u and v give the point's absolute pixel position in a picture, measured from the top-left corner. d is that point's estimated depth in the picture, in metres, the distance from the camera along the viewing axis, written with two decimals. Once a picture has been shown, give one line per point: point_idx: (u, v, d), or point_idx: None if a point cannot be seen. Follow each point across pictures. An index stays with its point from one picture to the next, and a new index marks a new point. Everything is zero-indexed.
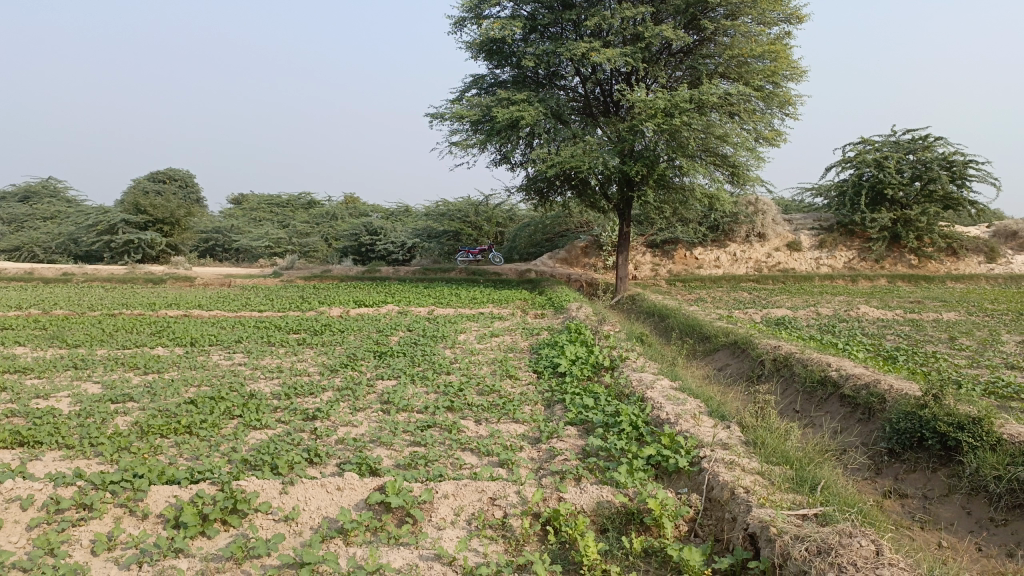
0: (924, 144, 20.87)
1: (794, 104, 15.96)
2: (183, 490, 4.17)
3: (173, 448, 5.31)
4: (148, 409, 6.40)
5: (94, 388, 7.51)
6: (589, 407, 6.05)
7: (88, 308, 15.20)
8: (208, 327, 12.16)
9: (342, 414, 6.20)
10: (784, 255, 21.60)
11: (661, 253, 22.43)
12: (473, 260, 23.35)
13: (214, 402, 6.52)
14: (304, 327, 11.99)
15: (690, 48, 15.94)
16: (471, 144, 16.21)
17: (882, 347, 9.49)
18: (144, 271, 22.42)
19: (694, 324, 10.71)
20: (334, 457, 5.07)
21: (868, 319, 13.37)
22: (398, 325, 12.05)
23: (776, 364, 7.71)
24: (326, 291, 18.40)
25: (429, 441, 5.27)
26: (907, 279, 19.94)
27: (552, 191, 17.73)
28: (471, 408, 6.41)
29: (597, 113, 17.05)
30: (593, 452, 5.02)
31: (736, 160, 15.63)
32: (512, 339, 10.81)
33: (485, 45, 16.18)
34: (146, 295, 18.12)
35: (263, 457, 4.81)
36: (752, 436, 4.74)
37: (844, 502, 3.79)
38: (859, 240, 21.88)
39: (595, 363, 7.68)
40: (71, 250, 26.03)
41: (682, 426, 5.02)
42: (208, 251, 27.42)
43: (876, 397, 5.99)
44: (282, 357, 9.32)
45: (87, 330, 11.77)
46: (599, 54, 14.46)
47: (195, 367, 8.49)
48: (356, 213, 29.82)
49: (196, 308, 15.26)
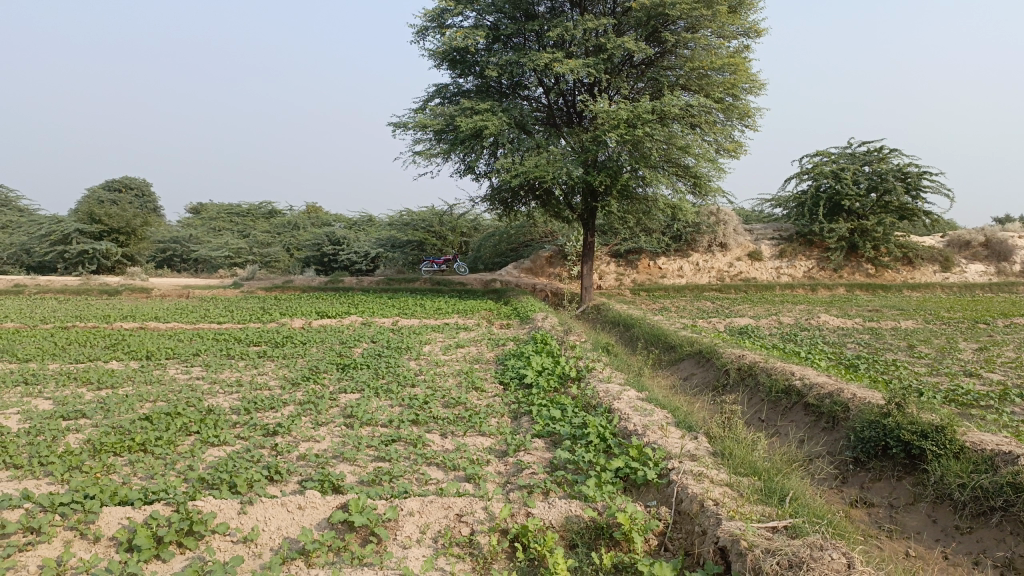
0: (879, 156, 21.32)
1: (754, 115, 16.19)
2: (137, 512, 4.01)
3: (127, 467, 5.12)
4: (102, 425, 6.19)
5: (44, 405, 7.25)
6: (555, 419, 6.00)
7: (40, 321, 14.74)
8: (165, 340, 11.86)
9: (304, 429, 6.06)
10: (746, 265, 21.86)
11: (625, 262, 22.56)
12: (437, 270, 23.24)
13: (171, 418, 6.33)
14: (265, 339, 11.76)
15: (652, 59, 16.09)
16: (434, 154, 16.13)
17: (844, 356, 9.61)
18: (99, 282, 21.88)
19: (659, 333, 10.75)
20: (296, 474, 4.94)
21: (829, 328, 13.56)
22: (361, 336, 11.89)
23: (741, 373, 7.75)
24: (288, 302, 18.12)
25: (394, 456, 5.16)
26: (865, 287, 20.31)
27: (516, 201, 17.72)
28: (436, 421, 6.31)
29: (560, 123, 17.11)
30: (560, 465, 4.97)
31: (698, 171, 15.79)
32: (478, 349, 10.74)
33: (449, 55, 16.14)
34: (101, 307, 17.66)
35: (221, 475, 4.66)
36: (720, 447, 4.72)
37: (814, 513, 3.77)
38: (818, 249, 22.25)
39: (561, 374, 7.63)
40: (23, 261, 25.30)
41: (649, 438, 4.99)
42: (166, 262, 26.39)
43: (840, 406, 6.03)
44: (242, 370, 9.12)
45: (38, 343, 11.41)
46: (562, 65, 14.50)
47: (151, 382, 8.26)
48: (319, 222, 29.50)
49: (153, 320, 14.91)
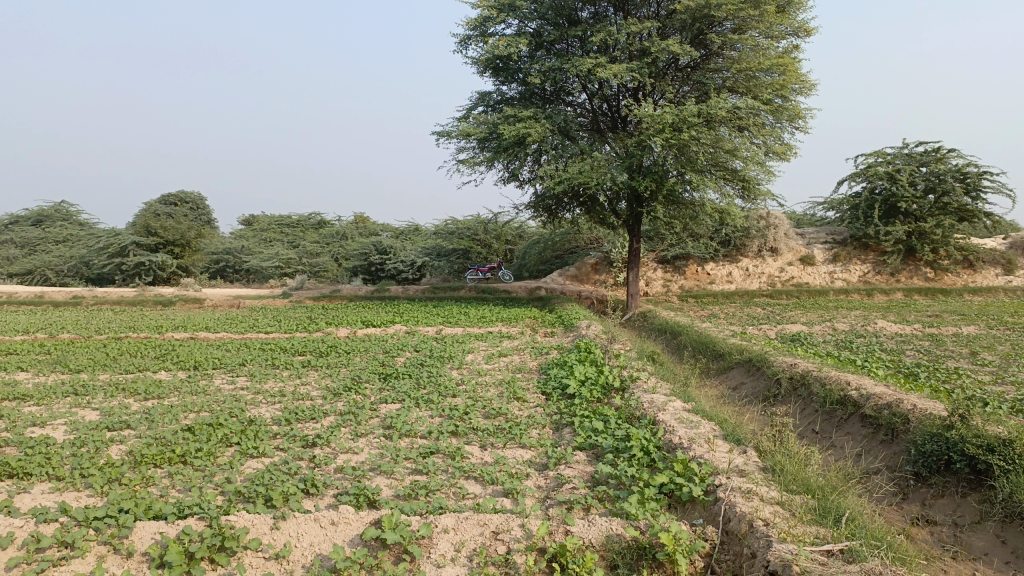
0: (937, 156, 20.59)
1: (804, 117, 15.78)
2: (170, 527, 3.96)
3: (166, 479, 5.11)
4: (144, 437, 6.21)
5: (92, 415, 7.33)
6: (598, 431, 5.81)
7: (95, 331, 15.08)
8: (213, 350, 12.00)
9: (342, 440, 5.99)
10: (798, 270, 21.30)
11: (672, 269, 22.20)
12: (482, 278, 23.20)
13: (212, 429, 6.33)
14: (310, 349, 11.81)
15: (698, 62, 15.80)
16: (478, 162, 16.07)
17: (902, 364, 9.20)
18: (153, 293, 22.37)
19: (706, 341, 10.47)
20: (332, 488, 4.86)
21: (885, 334, 13.07)
22: (405, 345, 11.85)
23: (793, 383, 7.45)
24: (335, 311, 18.24)
25: (431, 469, 5.05)
26: (924, 292, 19.59)
27: (561, 208, 17.55)
28: (476, 432, 6.19)
29: (605, 129, 16.91)
30: (602, 479, 4.79)
31: (746, 174, 15.42)
32: (521, 358, 10.59)
33: (492, 62, 16.08)
34: (155, 317, 18.02)
35: (256, 488, 4.60)
36: (771, 462, 4.48)
37: (872, 535, 3.53)
38: (874, 253, 21.56)
39: (605, 384, 7.44)
40: (83, 273, 26.02)
41: (695, 451, 4.78)
42: (219, 272, 26.89)
43: (899, 418, 5.73)
44: (286, 380, 9.13)
45: (91, 354, 11.64)
46: (605, 70, 14.32)
47: (196, 392, 8.31)
48: (367, 232, 29.75)
49: (203, 331, 15.12)
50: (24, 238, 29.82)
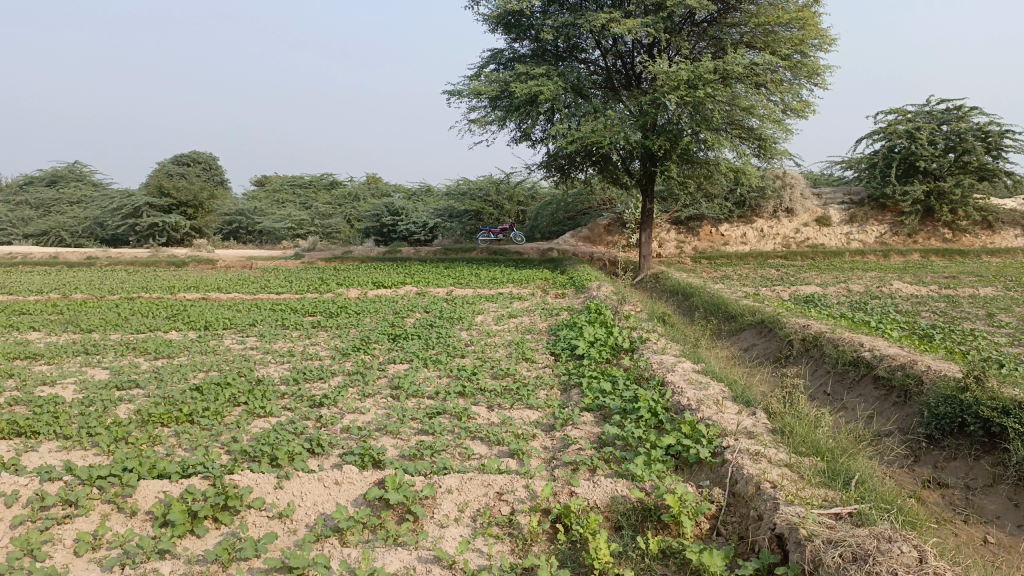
0: (958, 114, 20.11)
1: (823, 74, 15.41)
2: (174, 486, 3.96)
3: (172, 438, 5.12)
4: (153, 396, 6.22)
5: (102, 375, 7.35)
6: (606, 392, 5.76)
7: (108, 292, 15.16)
8: (224, 310, 12.01)
9: (349, 400, 5.97)
10: (812, 231, 21.05)
11: (686, 230, 21.99)
12: (494, 239, 23.07)
13: (220, 388, 6.33)
14: (320, 310, 11.80)
15: (715, 16, 15.40)
16: (489, 122, 15.86)
17: (918, 325, 9.07)
18: (167, 254, 22.45)
19: (719, 303, 10.36)
20: (338, 447, 4.84)
21: (901, 296, 12.90)
22: (415, 306, 11.81)
23: (806, 344, 7.36)
24: (346, 272, 18.22)
25: (437, 430, 5.02)
26: (942, 253, 19.31)
27: (573, 168, 17.34)
28: (484, 393, 6.15)
29: (619, 87, 16.60)
30: (609, 441, 4.74)
31: (762, 133, 15.13)
32: (531, 319, 10.54)
33: (504, 18, 15.76)
34: (168, 278, 18.08)
35: (261, 448, 4.59)
36: (780, 424, 4.41)
37: (882, 499, 3.46)
38: (891, 214, 21.23)
39: (615, 345, 7.37)
40: (98, 234, 26.13)
41: (704, 413, 4.71)
42: (232, 233, 27.39)
43: (913, 380, 5.64)
44: (295, 340, 9.12)
45: (103, 314, 11.67)
46: (620, 25, 14.00)
47: (205, 352, 8.31)
48: (379, 193, 29.61)
49: (215, 291, 15.15)
50: (38, 198, 29.91)
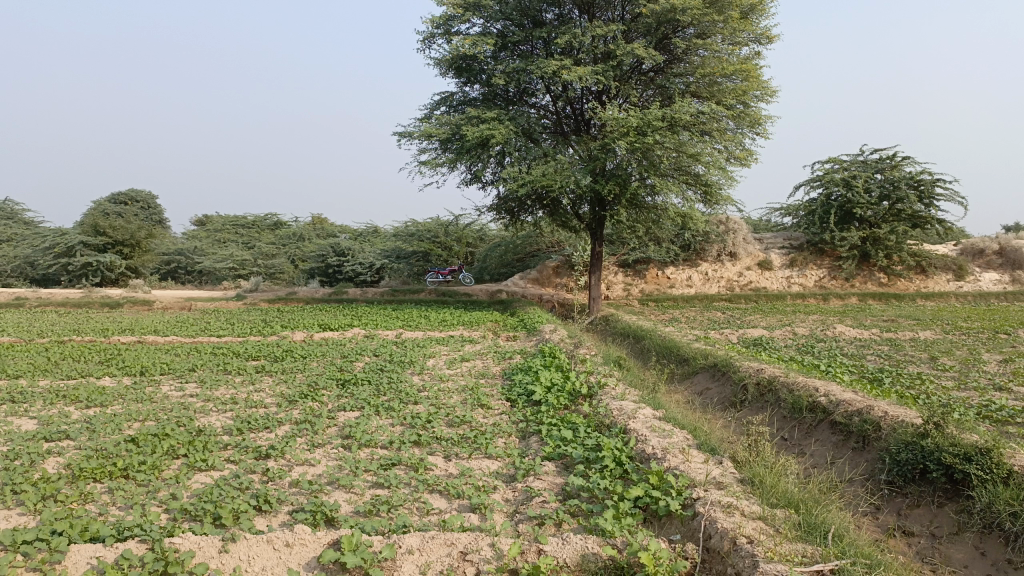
0: (891, 163, 20.90)
1: (765, 123, 15.85)
2: (108, 550, 3.62)
3: (106, 495, 4.76)
4: (85, 448, 5.81)
5: (29, 425, 6.88)
6: (567, 440, 5.61)
7: (37, 334, 14.43)
8: (162, 354, 11.50)
9: (298, 452, 5.68)
10: (755, 274, 21.46)
11: (633, 272, 22.18)
12: (442, 281, 22.87)
13: (158, 440, 5.96)
14: (264, 353, 11.39)
15: (662, 66, 15.76)
16: (440, 164, 15.80)
17: (865, 369, 9.18)
18: (101, 295, 21.59)
19: (671, 346, 10.35)
20: (287, 504, 4.57)
21: (845, 339, 13.13)
22: (364, 350, 11.50)
23: (761, 388, 7.35)
24: (291, 314, 17.76)
25: (393, 483, 4.78)
26: (878, 297, 19.88)
27: (523, 211, 17.34)
28: (440, 442, 5.93)
29: (568, 131, 16.76)
30: (573, 492, 4.59)
31: (708, 179, 15.40)
32: (484, 363, 10.36)
33: (455, 62, 15.83)
34: (101, 320, 17.33)
35: (204, 505, 4.29)
36: (749, 474, 4.32)
37: (860, 554, 3.39)
38: (829, 258, 21.82)
39: (572, 390, 7.24)
40: (28, 273, 25.08)
41: (669, 462, 4.59)
42: (170, 274, 26.17)
43: (871, 425, 5.64)
44: (238, 386, 8.74)
45: (31, 359, 11.06)
46: (570, 72, 14.18)
47: (143, 400, 7.89)
48: (324, 233, 29.16)
49: (152, 334, 14.55)
50: None
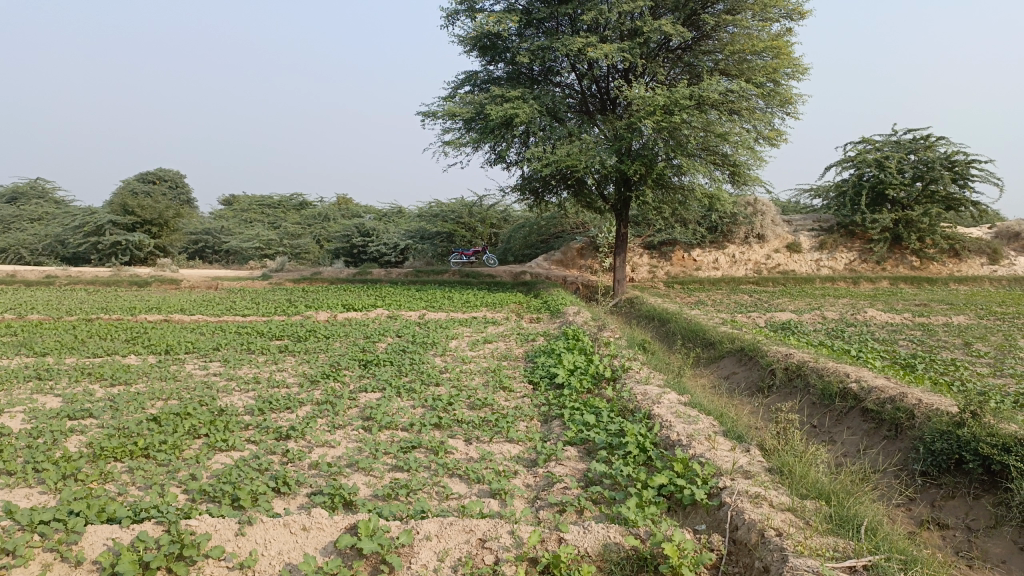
0: (925, 144, 20.36)
1: (795, 102, 15.47)
2: (125, 531, 3.59)
3: (126, 475, 4.75)
4: (107, 426, 5.82)
5: (53, 402, 6.91)
6: (590, 424, 5.51)
7: (66, 312, 14.59)
8: (187, 333, 11.56)
9: (319, 433, 5.64)
10: (784, 257, 21.12)
11: (659, 254, 21.95)
12: (466, 262, 22.80)
13: (180, 419, 5.95)
14: (288, 333, 11.41)
15: (690, 44, 15.44)
16: (463, 144, 15.67)
17: (898, 354, 8.96)
18: (130, 273, 21.80)
19: (697, 329, 10.18)
20: (306, 486, 4.52)
21: (876, 323, 12.87)
22: (387, 330, 11.46)
23: (789, 373, 7.19)
24: (316, 294, 17.81)
25: (412, 467, 4.72)
26: (910, 281, 19.47)
27: (547, 191, 17.16)
28: (461, 425, 5.85)
29: (594, 111, 16.51)
30: (595, 479, 4.49)
31: (736, 159, 15.13)
32: (506, 345, 10.28)
33: (479, 40, 15.62)
34: (129, 298, 17.49)
35: (222, 487, 4.26)
36: (778, 463, 4.19)
37: (895, 549, 3.26)
38: (860, 241, 21.41)
39: (595, 373, 7.13)
40: (59, 252, 25.40)
41: (695, 450, 4.47)
42: (198, 253, 26.77)
43: (904, 413, 5.48)
44: (261, 366, 8.75)
45: (58, 337, 11.15)
46: (596, 50, 13.93)
47: (166, 378, 7.91)
48: (349, 214, 29.20)
49: (178, 313, 14.64)
50: None
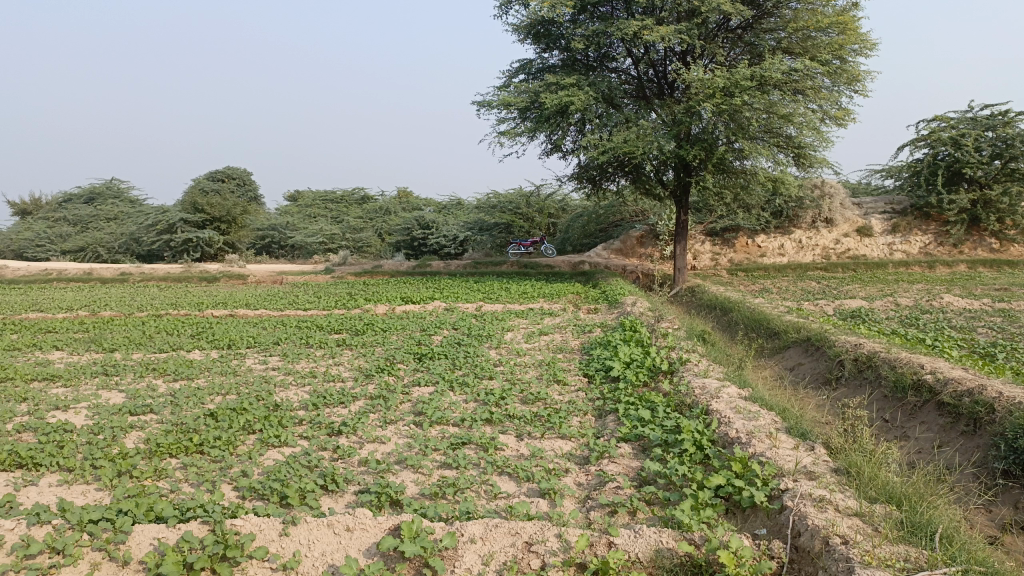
0: (1004, 120, 19.27)
1: (863, 80, 14.81)
2: (171, 531, 3.59)
3: (180, 471, 4.80)
4: (165, 422, 5.91)
5: (117, 398, 7.07)
6: (645, 420, 5.32)
7: (136, 308, 15.05)
8: (249, 328, 11.75)
9: (369, 428, 5.60)
10: (853, 241, 20.33)
11: (721, 241, 21.44)
12: (524, 253, 22.68)
13: (235, 414, 5.99)
14: (346, 327, 11.49)
15: (751, 22, 14.88)
16: (519, 133, 15.52)
17: (976, 342, 8.46)
18: (198, 270, 22.39)
19: (760, 318, 9.84)
20: (354, 484, 4.47)
21: (953, 310, 12.23)
22: (443, 323, 11.43)
23: (858, 364, 6.85)
24: (376, 287, 17.96)
25: (461, 464, 4.62)
26: (989, 264, 18.51)
27: (605, 179, 16.88)
28: (513, 420, 5.74)
29: (651, 96, 16.11)
30: (650, 479, 4.32)
31: (801, 140, 14.62)
32: (563, 337, 10.12)
33: (533, 28, 15.44)
34: (197, 294, 17.97)
35: (271, 485, 4.25)
36: (845, 463, 3.93)
37: (975, 560, 2.99)
38: (935, 223, 20.46)
39: (652, 366, 6.91)
40: (133, 250, 26.28)
41: (755, 448, 4.24)
42: (265, 249, 27.05)
43: (983, 407, 5.13)
44: (318, 360, 8.80)
45: (126, 333, 11.46)
46: (652, 33, 13.61)
47: (225, 373, 8.03)
48: (410, 207, 29.38)
49: (242, 308, 14.95)
50: (76, 215, 30.26)
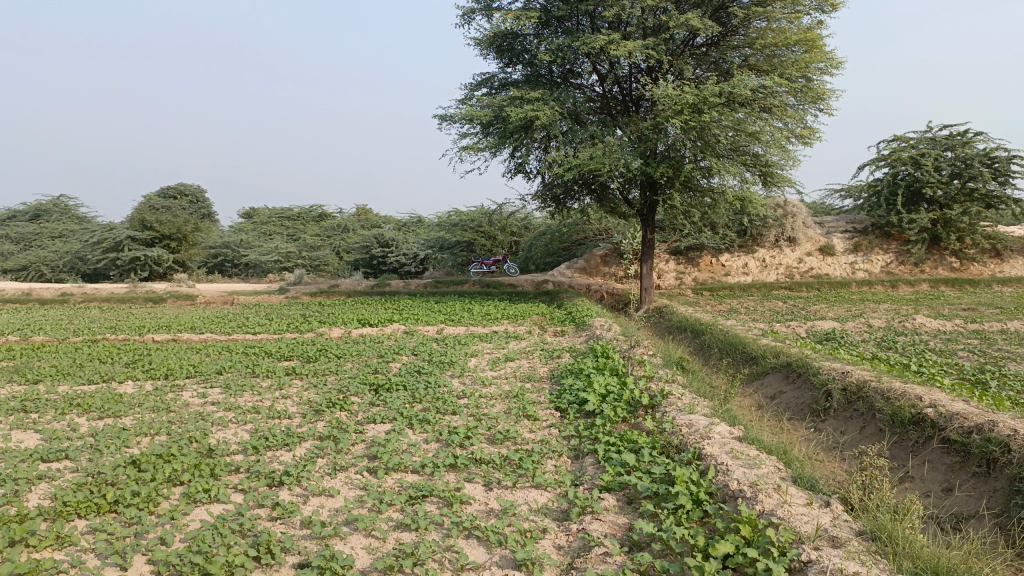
0: (962, 140, 19.33)
1: (828, 98, 14.55)
2: None
3: (86, 537, 4.05)
4: (79, 472, 5.13)
5: (30, 441, 6.23)
6: (629, 466, 4.72)
7: (72, 333, 14.01)
8: (192, 355, 10.89)
9: (316, 478, 4.90)
10: (817, 261, 20.15)
11: (685, 260, 21.11)
12: (486, 272, 22.03)
13: (162, 462, 5.21)
14: (297, 353, 10.70)
15: (716, 40, 14.63)
16: (482, 149, 14.89)
17: (962, 368, 8.04)
18: (145, 290, 21.25)
19: (735, 341, 9.36)
20: (294, 553, 3.78)
21: (927, 332, 11.90)
22: (402, 348, 10.73)
23: (848, 395, 6.36)
24: (332, 308, 17.18)
25: (421, 526, 3.96)
26: (951, 283, 18.42)
27: (569, 198, 16.38)
28: (480, 466, 5.09)
29: (617, 113, 15.68)
30: (643, 542, 3.72)
31: (767, 159, 14.32)
32: (529, 363, 9.51)
33: (496, 41, 14.99)
34: (141, 316, 16.93)
35: (192, 558, 3.54)
36: (872, 525, 3.40)
37: None
38: (896, 242, 20.39)
39: (631, 401, 6.33)
40: (79, 268, 24.95)
41: (763, 505, 3.65)
42: (218, 267, 26.05)
43: (997, 446, 4.64)
44: (264, 392, 8.02)
45: (57, 361, 10.50)
46: (619, 48, 13.15)
47: (158, 409, 7.21)
48: (369, 224, 28.52)
49: (187, 332, 14.00)
50: (19, 232, 28.83)
